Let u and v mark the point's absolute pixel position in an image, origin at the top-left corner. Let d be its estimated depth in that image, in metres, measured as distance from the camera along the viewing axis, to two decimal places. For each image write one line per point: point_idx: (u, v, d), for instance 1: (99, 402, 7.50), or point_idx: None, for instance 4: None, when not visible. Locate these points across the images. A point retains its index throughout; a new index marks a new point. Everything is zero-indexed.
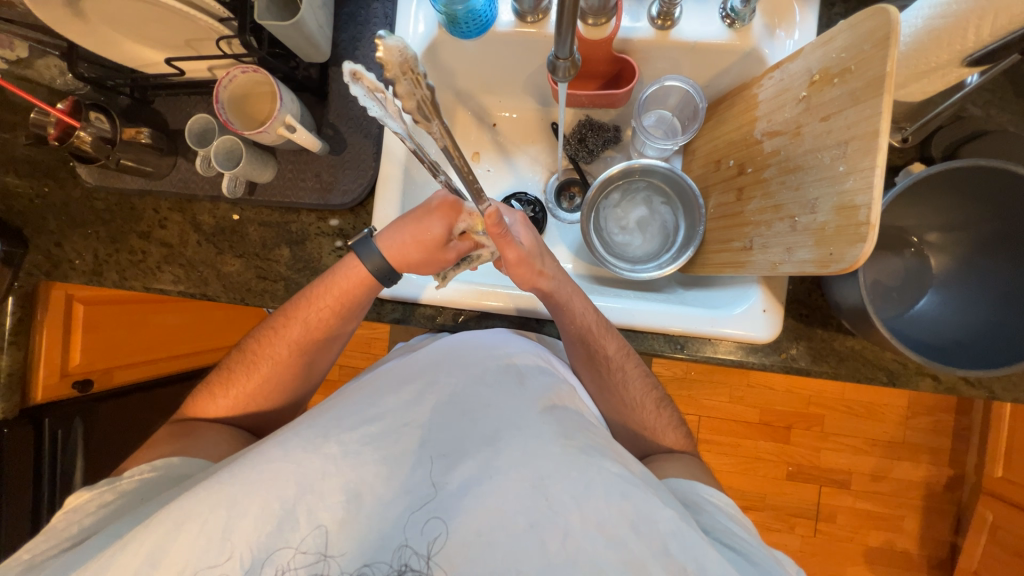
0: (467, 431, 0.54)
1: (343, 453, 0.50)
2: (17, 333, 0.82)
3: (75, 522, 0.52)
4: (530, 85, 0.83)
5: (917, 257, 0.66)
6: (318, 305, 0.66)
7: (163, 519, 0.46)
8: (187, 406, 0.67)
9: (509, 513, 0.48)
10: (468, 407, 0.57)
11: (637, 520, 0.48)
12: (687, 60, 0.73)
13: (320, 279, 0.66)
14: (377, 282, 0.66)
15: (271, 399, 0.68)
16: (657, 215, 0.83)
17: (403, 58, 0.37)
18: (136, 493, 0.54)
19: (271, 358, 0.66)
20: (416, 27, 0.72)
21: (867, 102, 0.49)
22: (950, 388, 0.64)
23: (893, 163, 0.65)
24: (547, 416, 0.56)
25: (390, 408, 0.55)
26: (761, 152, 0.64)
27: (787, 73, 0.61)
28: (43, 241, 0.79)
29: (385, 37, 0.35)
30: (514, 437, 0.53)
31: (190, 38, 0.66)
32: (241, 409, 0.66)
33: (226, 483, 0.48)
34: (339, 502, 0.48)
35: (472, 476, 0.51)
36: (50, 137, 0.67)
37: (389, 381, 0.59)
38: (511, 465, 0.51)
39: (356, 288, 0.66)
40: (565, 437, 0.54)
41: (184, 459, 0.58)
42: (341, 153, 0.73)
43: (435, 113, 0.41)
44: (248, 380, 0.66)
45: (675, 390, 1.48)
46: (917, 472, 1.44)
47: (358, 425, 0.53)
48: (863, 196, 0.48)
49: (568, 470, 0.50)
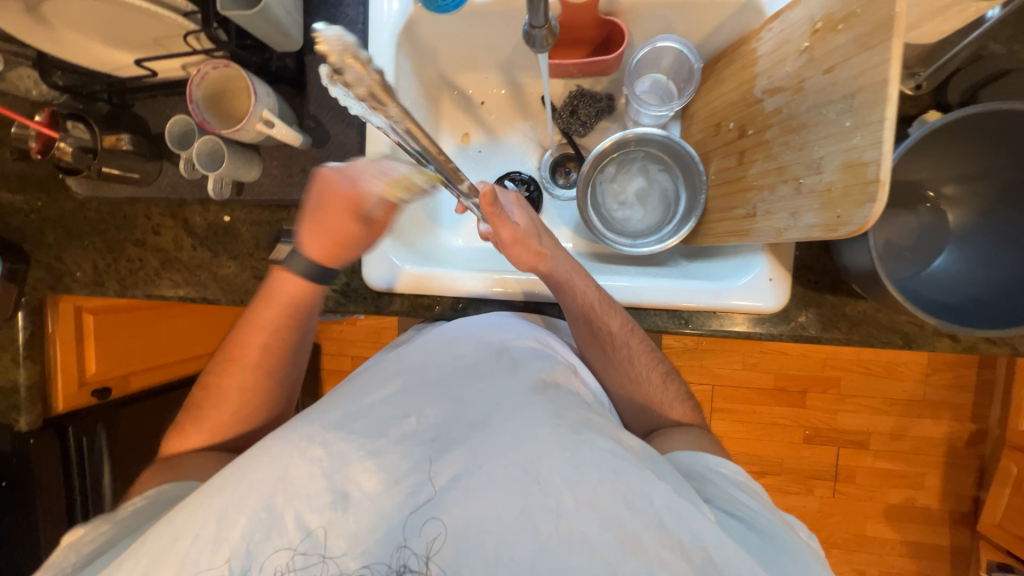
0: (458, 417, 0.55)
1: (328, 454, 0.50)
2: (32, 347, 0.84)
3: (76, 551, 0.53)
4: (516, 57, 0.79)
5: (933, 212, 0.62)
6: (257, 318, 0.65)
7: (157, 535, 0.47)
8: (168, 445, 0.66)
9: (501, 498, 0.48)
10: (459, 395, 0.57)
11: (631, 496, 0.48)
12: (679, 17, 0.68)
13: (260, 300, 0.66)
14: (317, 283, 0.65)
15: (242, 421, 0.66)
16: (656, 185, 0.80)
17: (344, 46, 0.34)
18: (126, 522, 0.55)
19: (230, 379, 0.66)
20: (390, 4, 0.69)
21: (874, 49, 0.45)
22: (970, 348, 0.62)
23: (904, 113, 0.61)
24: (541, 398, 0.56)
25: (378, 404, 0.55)
26: (762, 112, 0.60)
27: (787, 23, 0.56)
28: (44, 256, 0.80)
29: (320, 28, 0.32)
30: (505, 420, 0.53)
31: (158, 36, 0.64)
32: (214, 438, 0.65)
33: (213, 496, 0.48)
34: (326, 501, 0.49)
35: (463, 466, 0.50)
36: (32, 151, 0.66)
37: (376, 377, 0.59)
38: (502, 449, 0.51)
39: (301, 295, 0.65)
40: (558, 416, 0.53)
41: (184, 483, 0.59)
42: (325, 145, 0.71)
43: (386, 98, 0.39)
44: (211, 405, 0.65)
45: (686, 361, 1.47)
46: (938, 429, 1.41)
47: (346, 422, 0.53)
48: (871, 151, 0.45)
49: (560, 451, 0.50)
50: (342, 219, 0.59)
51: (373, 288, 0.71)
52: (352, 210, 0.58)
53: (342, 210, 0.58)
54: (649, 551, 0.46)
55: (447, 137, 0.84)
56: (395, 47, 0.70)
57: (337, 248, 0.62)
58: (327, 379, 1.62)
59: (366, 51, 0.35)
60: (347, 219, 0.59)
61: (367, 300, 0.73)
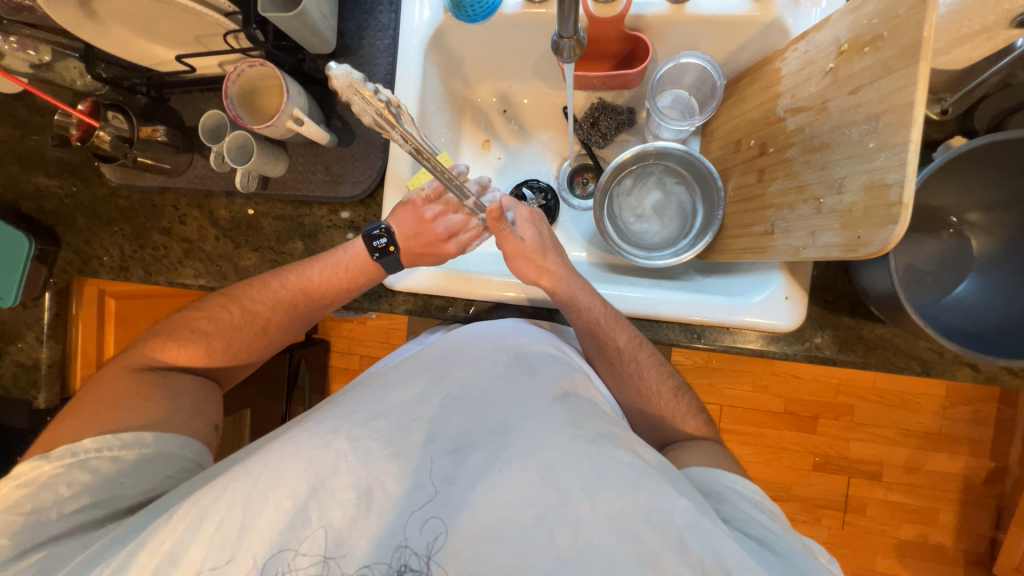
0: (477, 422, 0.55)
1: (353, 448, 0.51)
2: (55, 326, 0.87)
3: (53, 507, 0.53)
4: (540, 68, 0.81)
5: (956, 238, 0.61)
6: (318, 279, 0.70)
7: (184, 513, 0.48)
8: (155, 348, 0.66)
9: (515, 505, 0.48)
10: (477, 399, 0.57)
11: (651, 512, 0.47)
12: (704, 36, 0.69)
13: (325, 258, 0.70)
14: (383, 270, 0.70)
15: (243, 351, 0.70)
16: (672, 198, 0.80)
17: (350, 82, 0.47)
18: (110, 476, 0.55)
19: (256, 315, 0.69)
20: (421, 12, 0.71)
21: (900, 72, 0.45)
22: (991, 378, 0.60)
23: (929, 137, 0.60)
24: (560, 406, 0.56)
25: (397, 404, 0.55)
26: (784, 131, 0.61)
27: (813, 44, 0.56)
28: (74, 239, 0.83)
29: (333, 68, 0.45)
30: (524, 428, 0.53)
31: (199, 34, 0.66)
32: (210, 355, 0.68)
33: (238, 482, 0.49)
34: (350, 498, 0.49)
35: (480, 469, 0.51)
36: (73, 137, 0.69)
37: (399, 376, 0.60)
38: (519, 458, 0.51)
39: (361, 272, 0.70)
40: (574, 427, 0.53)
41: (163, 436, 0.59)
42: (350, 146, 0.73)
43: (391, 122, 0.50)
44: (226, 328, 0.68)
45: (695, 379, 1.45)
46: (955, 464, 1.37)
47: (369, 420, 0.54)
48: (894, 173, 0.45)
49: (580, 461, 0.50)
50: (440, 239, 0.69)
51: (390, 286, 0.72)
52: (448, 233, 0.70)
53: (440, 232, 0.69)
54: (667, 569, 0.45)
55: (468, 143, 0.86)
56: (424, 53, 0.72)
57: (423, 259, 0.70)
58: (335, 376, 1.64)
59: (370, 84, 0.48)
60: (444, 240, 0.70)
61: (382, 298, 0.74)
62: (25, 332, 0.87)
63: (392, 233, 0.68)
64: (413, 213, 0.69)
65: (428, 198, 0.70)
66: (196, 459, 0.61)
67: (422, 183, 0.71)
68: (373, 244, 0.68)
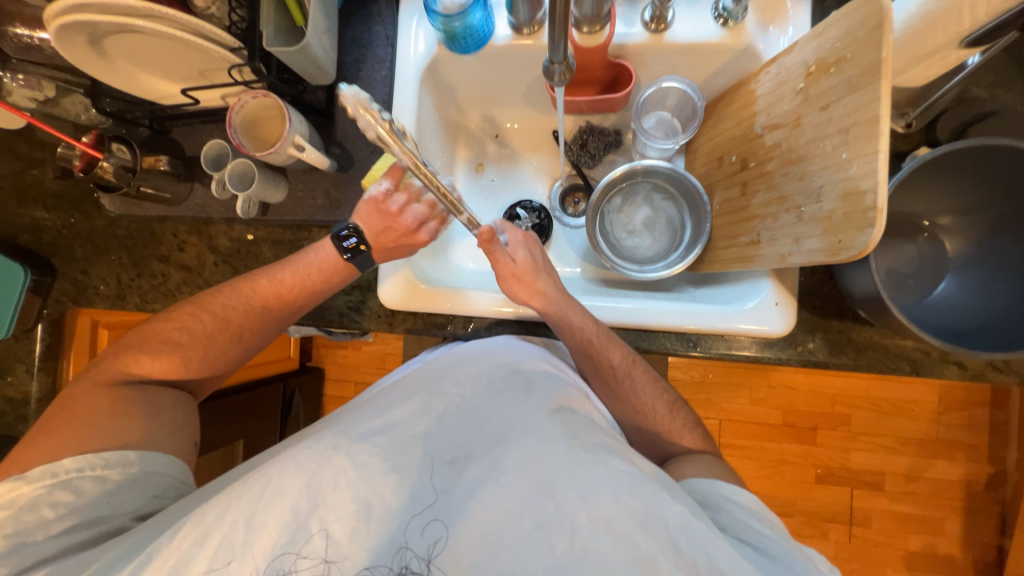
0: (476, 435, 0.55)
1: (352, 464, 0.51)
2: (47, 359, 0.86)
3: (41, 528, 0.51)
4: (529, 96, 0.85)
5: (931, 242, 0.64)
6: (289, 280, 0.70)
7: (181, 533, 0.47)
8: (123, 360, 0.65)
9: (513, 514, 0.48)
10: (476, 413, 0.57)
11: (646, 517, 0.47)
12: (683, 62, 0.74)
13: (295, 259, 0.71)
14: (353, 268, 0.71)
15: (219, 359, 0.69)
16: (661, 213, 0.83)
17: (357, 101, 0.54)
18: (98, 496, 0.54)
19: (230, 320, 0.69)
20: (416, 46, 0.74)
21: (865, 89, 0.48)
22: (977, 375, 0.62)
23: (896, 149, 0.64)
24: (556, 418, 0.57)
25: (397, 419, 0.55)
26: (762, 146, 0.64)
27: (783, 66, 0.61)
28: (70, 270, 0.83)
29: (344, 90, 0.53)
30: (523, 441, 0.53)
31: (203, 69, 0.69)
32: (184, 365, 0.67)
33: (237, 498, 0.48)
34: (349, 511, 0.49)
35: (478, 479, 0.51)
36: (75, 168, 0.71)
37: (393, 395, 0.59)
38: (517, 468, 0.51)
39: (332, 272, 0.71)
40: (570, 437, 0.54)
41: (148, 454, 0.58)
42: (349, 171, 0.75)
43: (391, 138, 0.55)
44: (201, 336, 0.68)
45: (693, 394, 1.46)
46: (954, 470, 1.37)
47: (368, 435, 0.53)
48: (868, 180, 0.48)
49: (577, 469, 0.50)
50: (410, 229, 0.71)
51: (388, 306, 0.73)
52: (416, 221, 0.72)
53: (408, 223, 0.71)
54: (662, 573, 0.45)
55: (462, 167, 0.89)
56: (419, 83, 0.75)
57: (397, 251, 0.71)
58: (329, 405, 1.62)
59: (375, 103, 0.54)
60: (413, 230, 0.72)
61: (381, 317, 0.75)
62: (17, 365, 0.86)
63: (362, 231, 0.70)
64: (379, 207, 0.70)
65: (388, 190, 0.71)
66: (182, 476, 0.60)
67: (381, 174, 0.72)
68: (345, 244, 0.70)
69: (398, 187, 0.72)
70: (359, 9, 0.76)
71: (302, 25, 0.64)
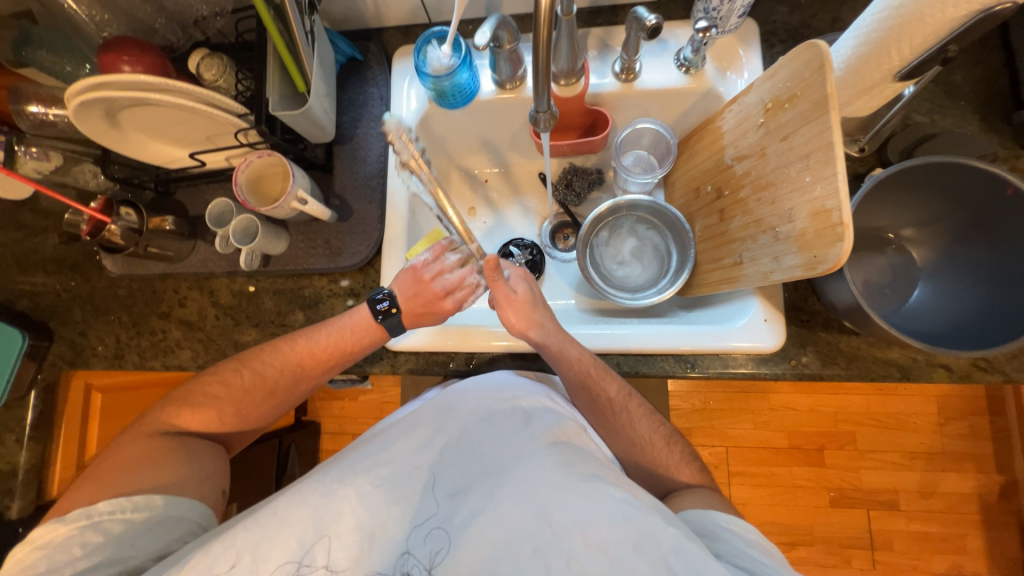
0: (473, 467, 0.59)
1: (358, 496, 0.56)
2: (39, 426, 0.84)
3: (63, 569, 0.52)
4: (515, 143, 0.91)
5: (899, 252, 0.69)
6: (325, 342, 0.71)
7: (190, 566, 0.51)
8: (164, 415, 0.67)
9: (509, 541, 0.51)
10: (475, 446, 0.61)
11: (640, 541, 0.49)
12: (654, 105, 0.81)
13: (332, 321, 0.72)
14: (386, 332, 0.71)
15: (252, 414, 0.71)
16: (647, 243, 0.87)
17: (399, 130, 0.61)
18: (123, 537, 0.55)
19: (267, 379, 0.70)
20: (409, 103, 0.80)
21: (818, 120, 0.54)
22: (965, 376, 0.64)
23: (855, 171, 0.70)
24: (555, 449, 0.59)
25: (400, 453, 0.61)
26: (734, 175, 0.70)
27: (743, 105, 0.67)
28: (68, 332, 0.83)
29: (387, 118, 0.60)
30: (519, 471, 0.57)
31: (211, 134, 0.74)
32: (221, 419, 0.68)
33: (250, 530, 0.53)
34: (354, 540, 0.54)
35: (475, 509, 0.55)
36: (82, 232, 0.73)
37: (398, 429, 0.64)
38: (512, 496, 0.54)
39: (366, 334, 0.71)
40: (567, 465, 0.57)
41: (174, 498, 0.59)
42: (348, 220, 0.78)
43: (420, 165, 0.63)
44: (237, 391, 0.69)
45: (696, 422, 1.45)
46: (965, 483, 1.36)
47: (372, 469, 0.59)
48: (831, 200, 0.52)
49: (572, 496, 0.53)
50: (439, 297, 0.71)
51: (390, 347, 0.75)
52: (446, 291, 0.72)
53: (438, 291, 0.71)
54: None
55: (456, 211, 0.94)
56: None
57: (424, 318, 0.72)
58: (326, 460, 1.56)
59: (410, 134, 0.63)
60: (442, 298, 0.72)
61: (384, 359, 0.76)
62: (7, 434, 0.84)
63: (394, 296, 0.70)
64: (414, 275, 0.71)
65: (427, 260, 0.72)
66: (202, 520, 0.61)
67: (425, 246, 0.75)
68: (378, 307, 0.69)
69: (436, 259, 0.73)
70: (354, 74, 0.82)
71: (303, 91, 0.69)
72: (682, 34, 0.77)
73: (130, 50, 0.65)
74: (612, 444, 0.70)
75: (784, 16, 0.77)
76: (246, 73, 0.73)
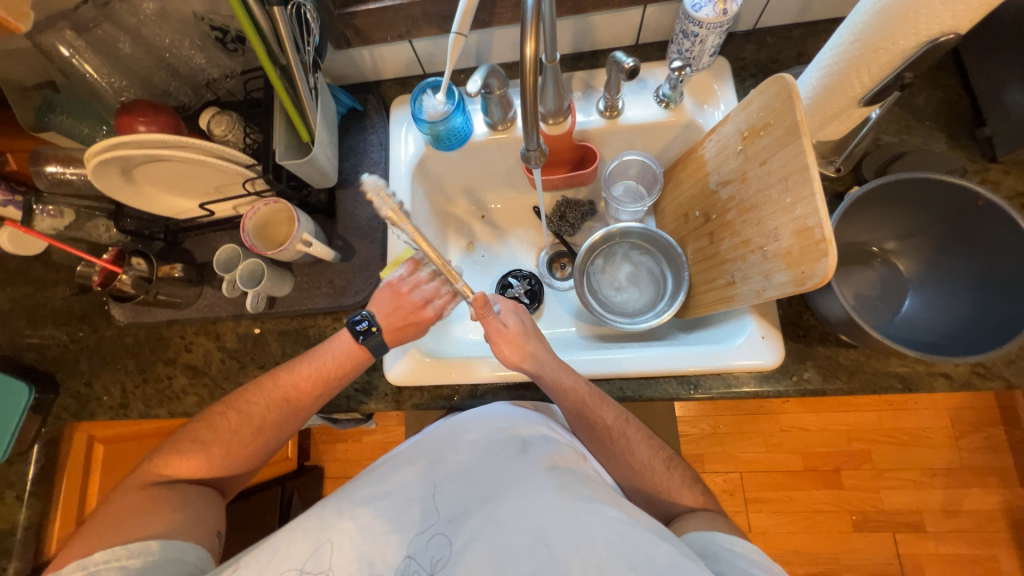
0: (470, 492, 0.61)
1: (357, 526, 0.58)
2: (40, 481, 0.83)
3: None
4: (508, 179, 0.95)
5: (885, 265, 0.71)
6: (308, 372, 0.71)
7: None
8: (155, 463, 0.67)
9: (507, 563, 0.52)
10: (471, 474, 0.62)
11: (635, 561, 0.50)
12: (638, 138, 0.85)
13: (315, 350, 0.72)
14: (368, 354, 0.72)
15: (243, 455, 0.69)
16: (642, 268, 0.90)
17: (377, 188, 0.63)
18: None
19: (253, 416, 0.69)
20: (407, 147, 0.85)
21: (792, 145, 0.58)
22: (966, 383, 0.64)
23: (834, 190, 0.74)
24: (550, 474, 0.61)
25: (399, 482, 0.62)
26: (719, 199, 0.73)
27: (722, 134, 0.71)
28: (74, 383, 0.84)
29: (366, 178, 0.63)
30: (514, 494, 0.58)
31: (220, 184, 0.78)
32: (211, 462, 0.68)
33: (255, 561, 0.56)
34: (354, 570, 0.55)
35: (474, 533, 0.56)
36: (94, 283, 0.76)
37: (397, 460, 0.66)
38: (510, 520, 0.56)
39: (350, 361, 0.72)
40: (563, 488, 0.58)
41: (169, 541, 0.58)
42: (351, 260, 0.81)
43: (399, 217, 0.63)
44: (225, 433, 0.68)
45: (706, 448, 1.43)
46: (989, 498, 1.32)
47: (371, 499, 0.61)
48: (813, 218, 0.55)
49: (567, 518, 0.54)
50: (418, 306, 0.73)
51: (394, 383, 0.75)
52: (424, 300, 0.73)
53: (417, 300, 0.73)
54: None
55: (455, 246, 0.96)
56: (411, 177, 0.84)
57: (407, 330, 0.72)
58: None
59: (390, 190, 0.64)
60: (422, 307, 0.73)
61: (389, 395, 0.76)
62: (7, 492, 0.83)
63: (373, 315, 0.72)
64: (393, 291, 0.73)
65: (403, 274, 0.74)
66: (200, 563, 0.60)
67: (401, 262, 0.76)
68: (357, 328, 0.71)
69: (412, 273, 0.75)
70: (354, 123, 0.87)
71: (308, 141, 0.73)
72: (660, 73, 0.83)
73: (146, 112, 0.69)
74: (621, 471, 0.69)
75: (753, 53, 0.83)
76: (254, 127, 0.78)
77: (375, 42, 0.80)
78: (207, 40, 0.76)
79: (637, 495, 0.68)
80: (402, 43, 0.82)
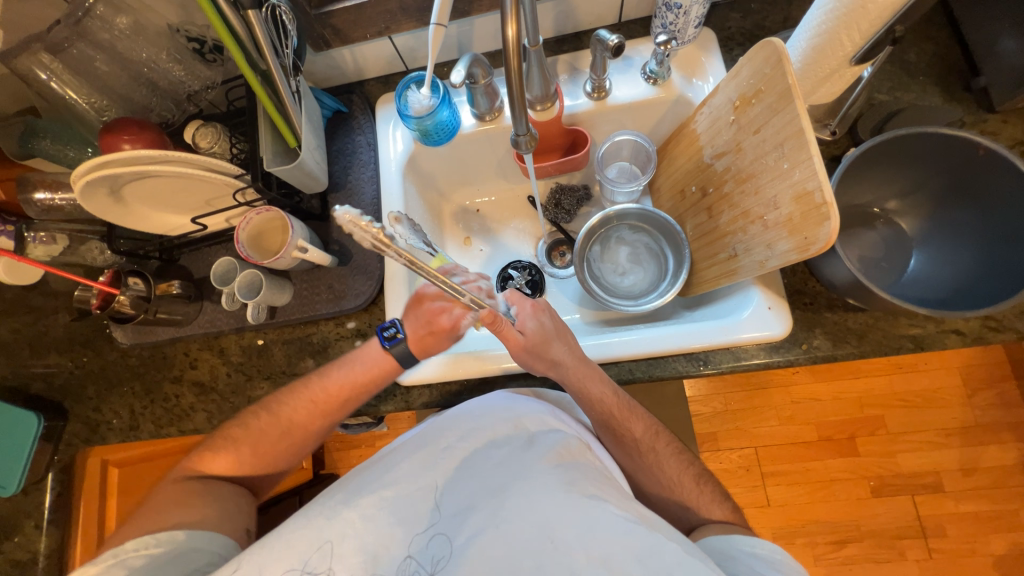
0: (476, 488, 0.60)
1: (360, 517, 0.57)
2: (57, 509, 0.83)
3: None
4: (500, 170, 0.94)
5: (888, 225, 0.70)
6: (338, 380, 0.70)
7: None
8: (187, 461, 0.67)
9: (511, 559, 0.52)
10: (476, 465, 0.63)
11: (643, 555, 0.50)
12: (628, 118, 0.84)
13: (345, 359, 0.71)
14: (398, 364, 0.71)
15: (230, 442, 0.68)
16: (642, 249, 0.89)
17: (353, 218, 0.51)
18: None
19: (281, 420, 0.69)
20: (395, 145, 0.84)
21: (785, 110, 0.57)
22: (978, 338, 0.64)
23: (831, 154, 0.73)
24: (557, 467, 0.60)
25: (401, 474, 0.62)
26: (715, 172, 0.72)
27: (713, 106, 0.70)
28: (82, 410, 0.83)
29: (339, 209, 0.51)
30: (519, 487, 0.58)
31: (210, 198, 0.78)
32: (240, 461, 0.68)
33: (254, 553, 0.55)
34: (356, 562, 0.55)
35: (477, 528, 0.55)
36: (93, 306, 0.75)
37: (400, 452, 0.66)
38: (517, 513, 0.55)
39: (382, 371, 0.71)
40: (568, 484, 0.58)
41: (195, 530, 0.58)
42: (349, 263, 0.80)
43: (387, 245, 0.53)
44: None
45: (720, 426, 1.43)
46: (1006, 454, 1.31)
47: (372, 491, 0.60)
48: (812, 181, 0.54)
49: (572, 514, 0.54)
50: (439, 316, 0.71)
51: (402, 383, 0.75)
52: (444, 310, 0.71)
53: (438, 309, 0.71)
54: None
55: (450, 243, 0.95)
56: (401, 176, 0.83)
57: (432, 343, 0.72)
58: None
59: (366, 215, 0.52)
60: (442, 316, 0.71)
61: (397, 396, 0.76)
62: (24, 522, 0.83)
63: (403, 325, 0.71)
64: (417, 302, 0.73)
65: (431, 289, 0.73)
66: (225, 552, 0.59)
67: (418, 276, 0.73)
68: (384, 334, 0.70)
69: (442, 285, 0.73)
70: (341, 124, 0.86)
71: (295, 146, 0.72)
72: (645, 50, 0.82)
73: (130, 129, 0.68)
74: (638, 457, 0.68)
75: (738, 22, 0.81)
76: (240, 136, 0.78)
77: (354, 41, 0.79)
78: (185, 53, 0.76)
79: (652, 476, 0.68)
80: (382, 40, 0.81)
